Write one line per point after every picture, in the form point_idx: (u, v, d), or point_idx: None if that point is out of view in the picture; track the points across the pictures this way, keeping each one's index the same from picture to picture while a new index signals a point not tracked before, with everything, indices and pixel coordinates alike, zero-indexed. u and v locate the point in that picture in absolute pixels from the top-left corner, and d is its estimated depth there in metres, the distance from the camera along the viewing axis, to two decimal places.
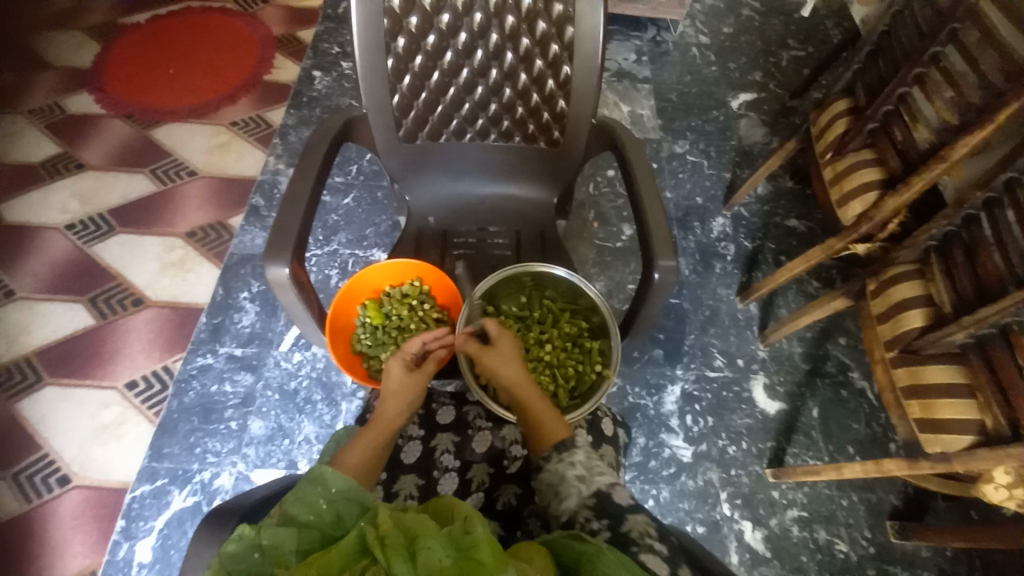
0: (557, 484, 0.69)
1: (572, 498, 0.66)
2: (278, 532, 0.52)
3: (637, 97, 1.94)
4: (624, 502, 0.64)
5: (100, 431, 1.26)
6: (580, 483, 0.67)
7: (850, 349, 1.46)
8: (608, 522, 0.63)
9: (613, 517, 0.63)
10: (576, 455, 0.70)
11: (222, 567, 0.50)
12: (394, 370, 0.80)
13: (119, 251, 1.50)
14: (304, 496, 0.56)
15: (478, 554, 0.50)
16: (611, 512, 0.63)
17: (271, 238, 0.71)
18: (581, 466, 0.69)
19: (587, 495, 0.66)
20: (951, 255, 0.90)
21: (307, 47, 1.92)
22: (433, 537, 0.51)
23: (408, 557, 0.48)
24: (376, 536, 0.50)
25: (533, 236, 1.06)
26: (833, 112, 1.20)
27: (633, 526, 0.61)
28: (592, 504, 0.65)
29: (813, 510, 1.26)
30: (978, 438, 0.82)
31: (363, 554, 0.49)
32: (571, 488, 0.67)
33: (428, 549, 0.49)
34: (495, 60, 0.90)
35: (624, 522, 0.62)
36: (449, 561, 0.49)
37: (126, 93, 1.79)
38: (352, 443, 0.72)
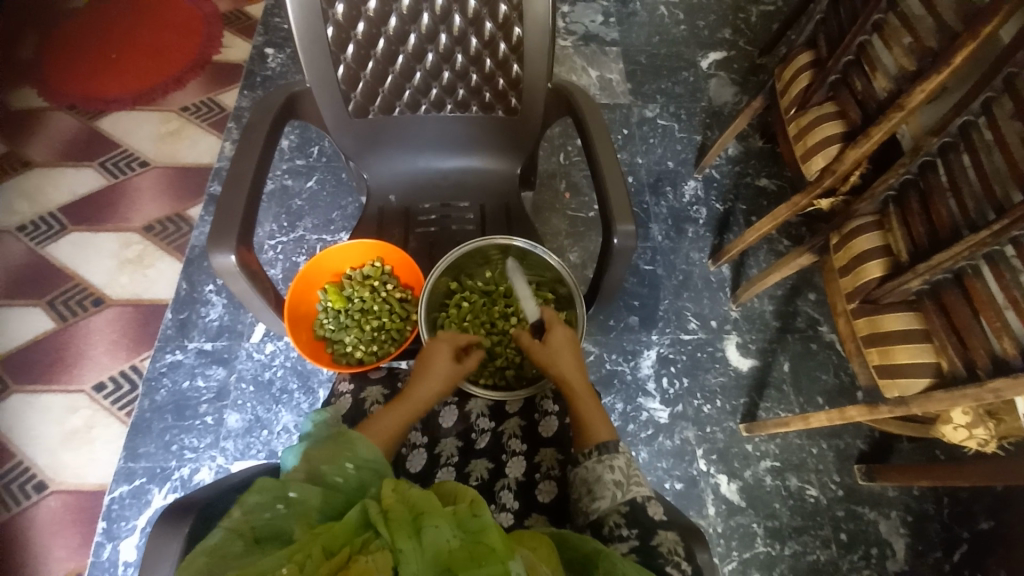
0: (592, 482, 0.68)
1: (605, 500, 0.66)
2: (305, 489, 0.54)
3: (605, 61, 1.90)
4: (657, 516, 0.62)
5: (72, 436, 1.24)
6: (615, 488, 0.66)
7: (819, 304, 1.49)
8: (638, 531, 0.61)
9: (643, 527, 0.61)
10: (618, 460, 0.69)
11: (245, 515, 0.52)
12: (439, 353, 0.77)
13: (73, 250, 1.44)
14: (335, 456, 0.58)
15: (487, 539, 0.50)
16: (643, 524, 0.61)
17: (214, 225, 0.69)
18: (619, 471, 0.68)
19: (621, 501, 0.65)
20: (908, 204, 0.90)
21: (256, 23, 1.82)
22: (441, 515, 0.51)
23: (413, 533, 0.49)
24: (379, 512, 0.50)
25: (497, 209, 1.03)
26: (796, 66, 1.18)
27: (663, 541, 0.59)
28: (624, 511, 0.63)
29: (785, 459, 1.31)
30: (934, 379, 0.85)
31: (368, 528, 0.50)
32: (607, 490, 0.66)
33: (435, 528, 0.49)
34: (443, 24, 0.86)
35: (653, 535, 0.60)
36: (456, 543, 0.49)
37: (65, 81, 1.68)
38: (383, 412, 0.71)
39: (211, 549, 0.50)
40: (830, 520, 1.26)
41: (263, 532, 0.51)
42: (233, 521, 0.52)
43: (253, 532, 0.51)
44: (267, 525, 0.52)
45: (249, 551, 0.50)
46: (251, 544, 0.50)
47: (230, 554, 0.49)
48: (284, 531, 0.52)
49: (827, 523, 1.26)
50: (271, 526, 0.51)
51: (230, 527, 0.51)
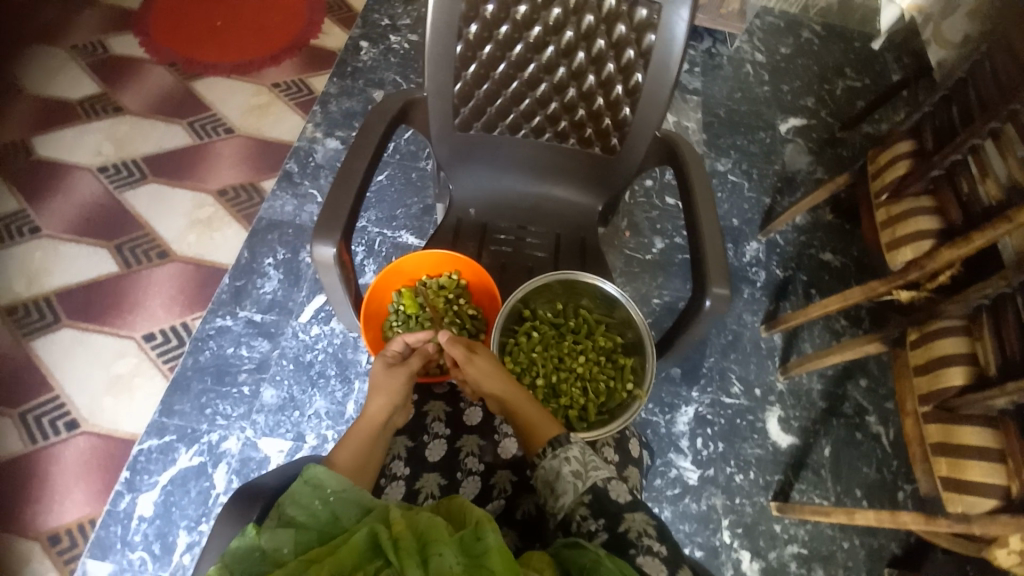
0: (553, 480, 0.68)
1: (567, 495, 0.66)
2: (276, 535, 0.51)
3: (684, 109, 1.90)
4: (621, 500, 0.64)
5: (113, 381, 1.26)
6: (575, 480, 0.66)
7: (870, 392, 1.43)
8: (605, 522, 0.63)
9: (609, 516, 0.63)
10: (572, 451, 0.68)
11: (222, 568, 0.50)
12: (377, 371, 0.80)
13: (148, 202, 1.49)
14: (301, 497, 0.56)
15: (488, 562, 0.51)
16: (608, 512, 0.63)
17: (322, 216, 0.70)
18: (575, 461, 0.68)
19: (583, 491, 0.65)
20: (1003, 317, 0.86)
21: (357, 16, 1.88)
22: (445, 543, 0.51)
23: (420, 561, 0.49)
24: (388, 538, 0.51)
25: (573, 241, 1.04)
26: (895, 153, 1.16)
27: (631, 526, 0.61)
28: (588, 502, 0.64)
29: (813, 548, 1.25)
30: (1000, 503, 0.81)
31: (376, 555, 0.50)
32: (568, 484, 0.66)
33: (439, 556, 0.50)
34: (565, 59, 0.87)
35: (621, 521, 0.62)
36: (459, 568, 0.50)
37: (171, 41, 1.76)
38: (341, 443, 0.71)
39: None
40: None
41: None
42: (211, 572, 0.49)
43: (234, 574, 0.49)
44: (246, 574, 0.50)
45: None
46: None
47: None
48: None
49: None
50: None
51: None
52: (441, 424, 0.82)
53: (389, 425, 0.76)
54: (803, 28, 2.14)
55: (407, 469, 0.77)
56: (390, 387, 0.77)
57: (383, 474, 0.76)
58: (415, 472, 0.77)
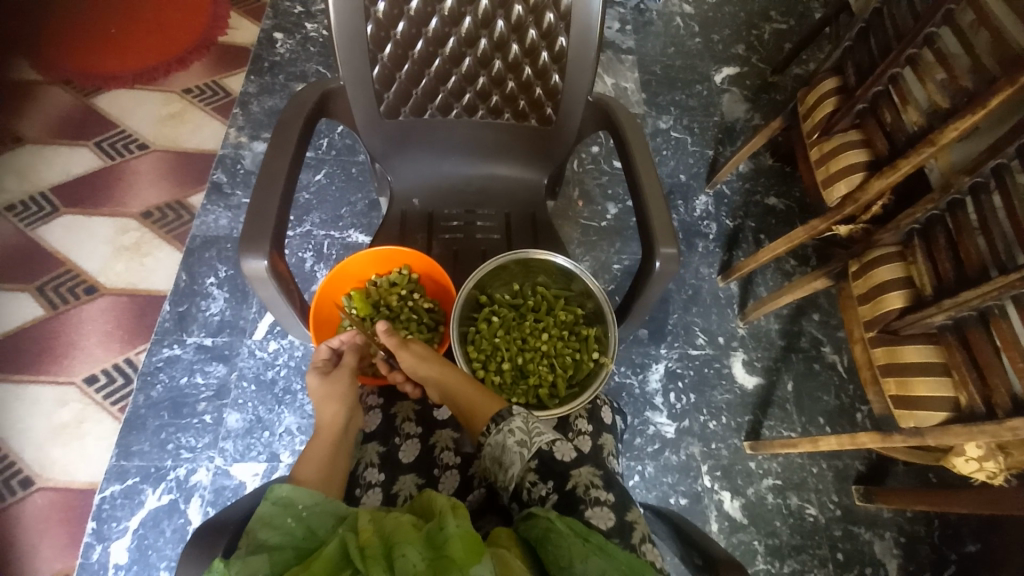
0: (500, 454, 0.68)
1: (515, 465, 0.66)
2: (248, 563, 0.49)
3: (621, 69, 1.89)
4: (567, 459, 0.66)
5: (60, 430, 1.18)
6: (521, 449, 0.67)
7: (823, 324, 1.51)
8: (554, 484, 0.65)
9: (557, 477, 0.65)
10: (515, 422, 0.69)
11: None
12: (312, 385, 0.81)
13: (65, 234, 1.37)
14: (272, 518, 0.54)
15: (450, 550, 0.49)
16: (556, 472, 0.65)
17: (246, 228, 0.66)
18: (519, 431, 0.68)
19: (529, 458, 0.66)
20: (934, 239, 0.91)
21: (266, 5, 1.75)
22: (410, 542, 0.50)
23: (385, 563, 0.48)
24: (354, 547, 0.49)
25: (523, 218, 1.02)
26: (822, 91, 1.19)
27: (578, 481, 0.64)
28: (535, 466, 0.66)
29: (786, 478, 1.33)
30: (951, 414, 0.86)
31: (345, 565, 0.48)
32: (515, 454, 0.67)
33: (403, 556, 0.48)
34: (484, 29, 0.83)
35: (569, 479, 0.65)
36: (424, 564, 0.48)
37: (60, 53, 1.59)
38: (301, 458, 0.69)
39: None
40: (827, 539, 1.29)
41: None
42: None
43: None
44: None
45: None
46: None
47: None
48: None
49: (824, 543, 1.28)
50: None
51: None
52: (411, 423, 0.80)
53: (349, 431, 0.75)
54: None
55: (382, 474, 0.74)
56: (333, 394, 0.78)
57: (357, 483, 0.74)
58: (391, 476, 0.75)
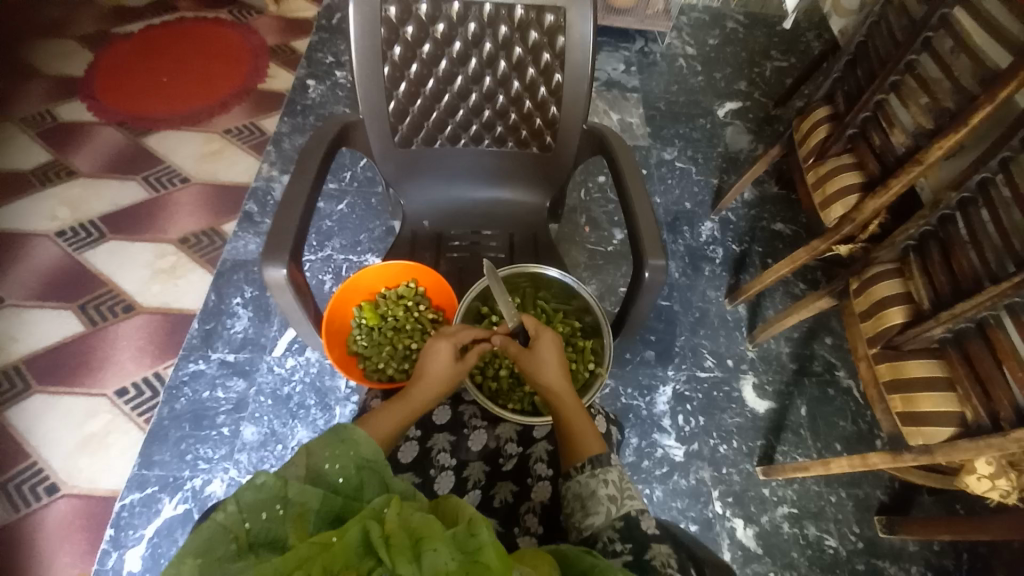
0: (586, 497, 0.67)
1: (599, 516, 0.65)
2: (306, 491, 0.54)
3: (626, 106, 1.99)
4: (649, 530, 0.63)
5: (88, 440, 1.24)
6: (610, 504, 0.66)
7: (835, 348, 1.49)
8: (632, 546, 0.61)
9: (637, 542, 0.62)
10: (611, 474, 0.69)
11: (240, 517, 0.52)
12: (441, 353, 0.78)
13: (110, 259, 1.49)
14: (336, 455, 0.60)
15: (483, 557, 0.50)
16: (636, 538, 0.62)
17: (269, 240, 0.74)
18: (613, 485, 0.68)
19: (615, 516, 0.64)
20: (928, 254, 0.93)
21: (301, 56, 1.94)
22: (440, 539, 0.50)
23: (413, 558, 0.48)
24: (380, 535, 0.49)
25: (526, 238, 1.07)
26: (815, 120, 1.24)
27: (657, 555, 0.60)
28: (619, 526, 0.63)
29: (802, 506, 1.28)
30: (959, 429, 0.84)
31: (367, 554, 0.48)
32: (602, 505, 0.66)
33: (434, 553, 0.49)
34: (488, 68, 0.92)
35: (647, 549, 0.61)
36: (454, 565, 0.49)
37: (118, 100, 1.79)
38: (382, 413, 0.73)
39: (204, 548, 0.50)
40: (849, 573, 1.22)
41: (258, 539, 0.51)
42: (230, 521, 0.51)
43: (250, 537, 0.51)
44: (263, 530, 0.52)
45: (244, 559, 0.50)
46: (246, 549, 0.50)
47: (225, 557, 0.49)
48: (282, 534, 0.52)
49: None
50: (266, 532, 0.52)
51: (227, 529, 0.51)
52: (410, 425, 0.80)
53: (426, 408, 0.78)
54: (728, 19, 2.28)
55: None
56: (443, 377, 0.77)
57: None
58: None
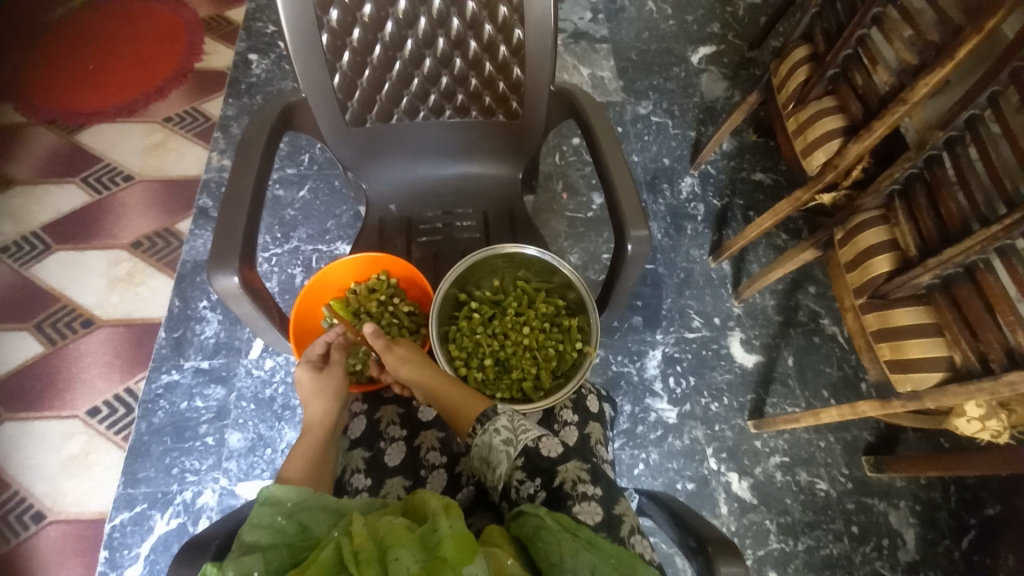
0: (487, 454, 0.66)
1: (502, 464, 0.64)
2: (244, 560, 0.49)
3: (596, 59, 1.88)
4: (552, 455, 0.64)
5: (69, 463, 1.19)
6: (507, 447, 0.65)
7: (820, 296, 1.49)
8: (542, 480, 0.63)
9: (544, 473, 0.63)
10: (500, 421, 0.67)
11: None
12: (303, 378, 0.81)
13: (60, 271, 1.39)
14: (259, 519, 0.53)
15: (442, 551, 0.46)
16: (543, 468, 0.63)
17: (214, 246, 0.67)
18: (505, 429, 0.66)
19: (516, 458, 0.64)
20: (915, 198, 0.90)
21: (239, 29, 1.77)
22: (403, 545, 0.47)
23: (377, 568, 0.45)
24: (348, 553, 0.47)
25: (500, 215, 1.01)
26: (793, 61, 1.18)
27: (565, 476, 0.62)
28: (523, 464, 0.64)
29: (794, 454, 1.31)
30: (947, 374, 0.83)
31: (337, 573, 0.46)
32: (501, 453, 0.65)
33: (395, 559, 0.46)
34: (441, 29, 0.83)
35: (556, 475, 0.63)
36: (418, 566, 0.46)
37: (44, 95, 1.62)
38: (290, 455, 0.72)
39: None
40: (841, 513, 1.26)
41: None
42: None
43: None
44: None
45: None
46: None
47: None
48: None
49: (838, 517, 1.26)
50: None
51: None
52: (396, 427, 0.81)
53: (334, 429, 0.79)
54: None
55: (368, 479, 0.75)
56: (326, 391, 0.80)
57: (344, 491, 0.74)
58: (378, 479, 0.75)
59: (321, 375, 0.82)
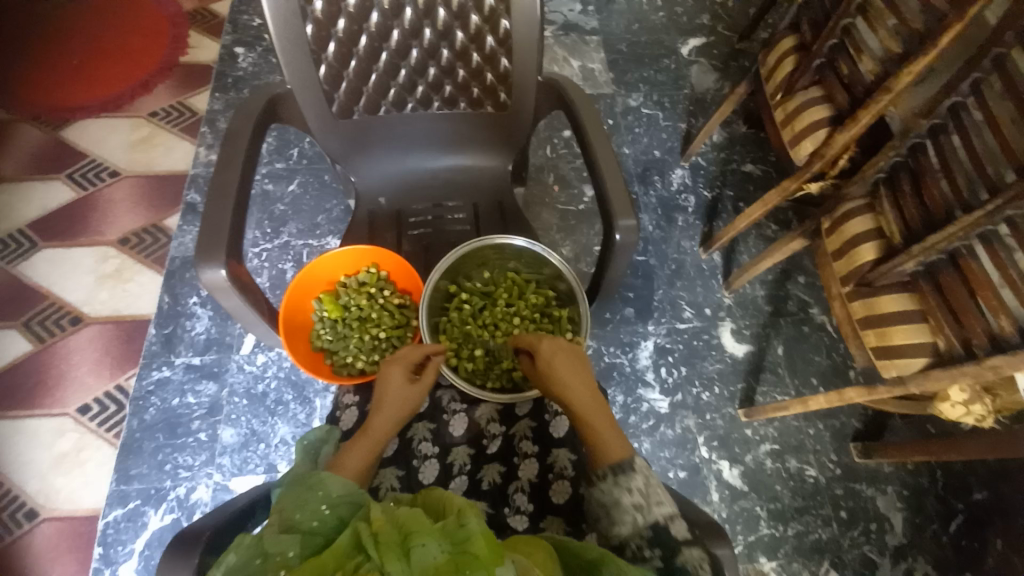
0: (610, 507, 0.64)
1: (625, 525, 0.62)
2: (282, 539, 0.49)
3: (587, 51, 1.87)
4: (680, 535, 0.58)
5: (60, 460, 1.19)
6: (636, 512, 0.62)
7: (809, 286, 1.50)
8: (661, 553, 0.58)
9: (666, 548, 0.58)
10: (636, 481, 0.63)
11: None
12: (394, 378, 0.73)
13: (47, 269, 1.37)
14: (303, 500, 0.54)
15: (472, 548, 0.48)
16: (667, 544, 0.58)
17: (201, 239, 0.67)
18: (638, 491, 0.63)
19: (642, 525, 0.61)
20: (899, 185, 0.91)
21: (225, 22, 1.75)
22: (428, 532, 0.49)
23: (401, 554, 0.47)
24: (368, 534, 0.48)
25: (490, 207, 1.01)
26: (781, 51, 1.18)
27: (689, 559, 0.56)
28: (648, 535, 0.60)
29: (783, 442, 1.33)
30: (931, 359, 0.85)
31: (357, 552, 0.48)
32: (627, 515, 0.62)
33: (422, 547, 0.48)
34: (427, 19, 0.83)
35: (678, 554, 0.57)
36: (444, 558, 0.47)
37: (26, 90, 1.59)
38: (349, 451, 0.66)
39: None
40: (829, 498, 1.28)
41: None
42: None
43: None
44: None
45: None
46: None
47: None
48: None
49: (827, 502, 1.28)
50: None
51: None
52: None
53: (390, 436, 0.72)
54: None
55: None
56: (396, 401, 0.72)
57: None
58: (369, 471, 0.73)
59: (412, 384, 0.73)
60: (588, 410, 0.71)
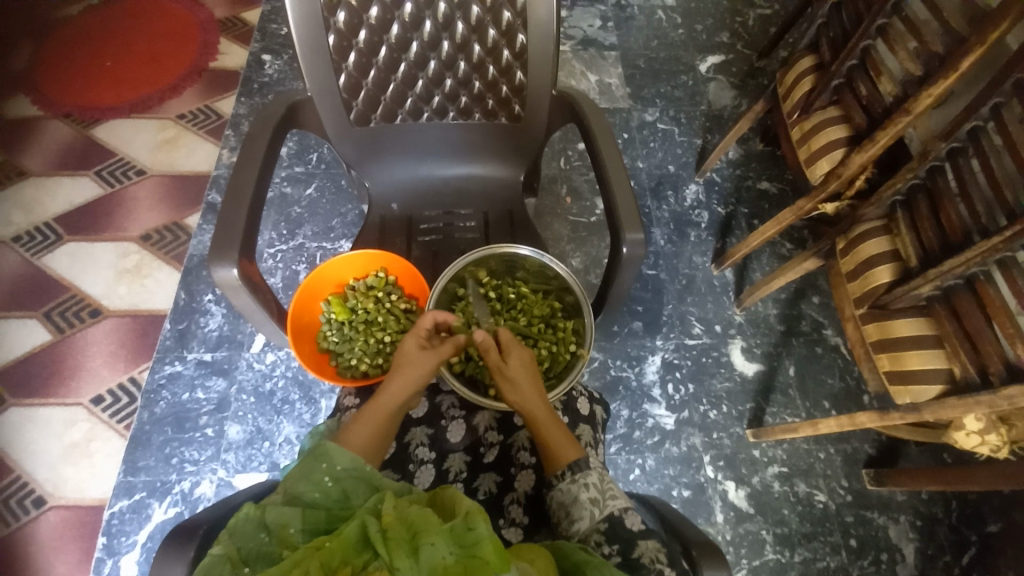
0: (569, 504, 0.65)
1: (583, 521, 0.63)
2: (283, 512, 0.52)
3: (604, 65, 1.89)
4: (635, 527, 0.61)
5: (71, 450, 1.21)
6: (592, 506, 0.63)
7: (823, 307, 1.48)
8: (619, 547, 0.59)
9: (623, 541, 0.60)
10: (591, 477, 0.65)
11: (230, 542, 0.50)
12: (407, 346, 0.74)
13: (71, 262, 1.42)
14: (309, 473, 0.55)
15: (480, 552, 0.47)
16: (623, 537, 0.60)
17: (214, 238, 0.69)
18: (594, 487, 0.65)
19: (599, 519, 0.62)
20: (916, 208, 0.89)
21: (253, 30, 1.81)
22: (437, 532, 0.48)
23: (410, 552, 0.46)
24: (378, 530, 0.48)
25: (501, 216, 1.02)
26: (799, 70, 1.18)
27: (644, 552, 0.58)
28: (604, 528, 0.61)
29: (792, 464, 1.30)
30: (946, 386, 0.83)
31: (365, 548, 0.47)
32: (585, 510, 0.64)
33: (432, 546, 0.47)
34: (445, 32, 0.85)
35: (635, 547, 0.59)
36: (452, 559, 0.47)
37: (61, 91, 1.66)
38: (357, 420, 0.68)
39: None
40: (839, 526, 1.25)
41: (250, 555, 0.49)
42: (219, 549, 0.49)
43: (241, 555, 0.49)
44: (253, 550, 0.50)
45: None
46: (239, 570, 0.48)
47: None
48: (272, 551, 0.50)
49: (835, 529, 1.24)
50: (258, 550, 0.50)
51: (217, 555, 0.49)
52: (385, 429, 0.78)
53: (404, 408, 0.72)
54: None
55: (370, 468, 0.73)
56: (414, 369, 0.72)
57: None
58: None
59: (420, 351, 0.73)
60: (538, 412, 0.70)
